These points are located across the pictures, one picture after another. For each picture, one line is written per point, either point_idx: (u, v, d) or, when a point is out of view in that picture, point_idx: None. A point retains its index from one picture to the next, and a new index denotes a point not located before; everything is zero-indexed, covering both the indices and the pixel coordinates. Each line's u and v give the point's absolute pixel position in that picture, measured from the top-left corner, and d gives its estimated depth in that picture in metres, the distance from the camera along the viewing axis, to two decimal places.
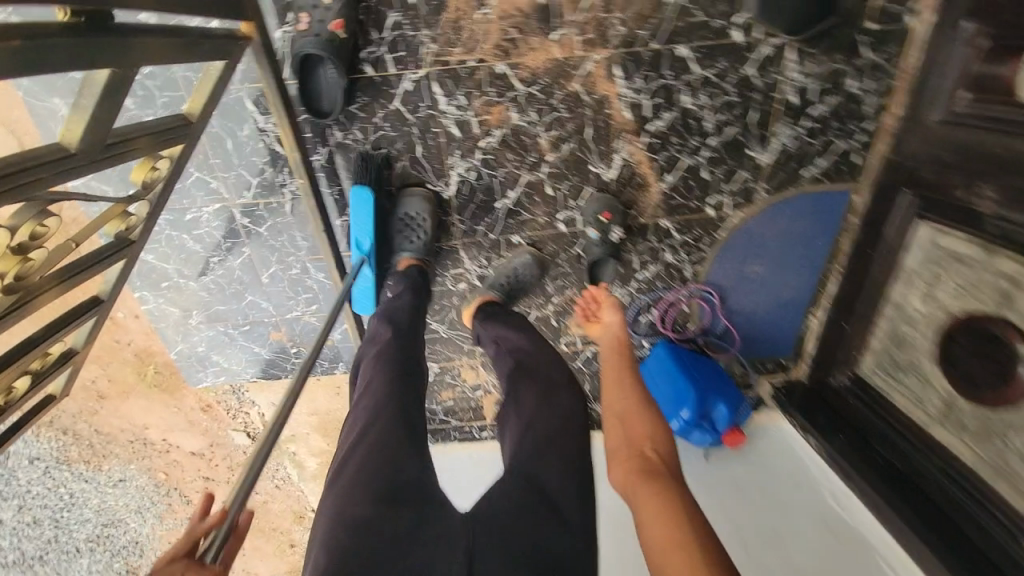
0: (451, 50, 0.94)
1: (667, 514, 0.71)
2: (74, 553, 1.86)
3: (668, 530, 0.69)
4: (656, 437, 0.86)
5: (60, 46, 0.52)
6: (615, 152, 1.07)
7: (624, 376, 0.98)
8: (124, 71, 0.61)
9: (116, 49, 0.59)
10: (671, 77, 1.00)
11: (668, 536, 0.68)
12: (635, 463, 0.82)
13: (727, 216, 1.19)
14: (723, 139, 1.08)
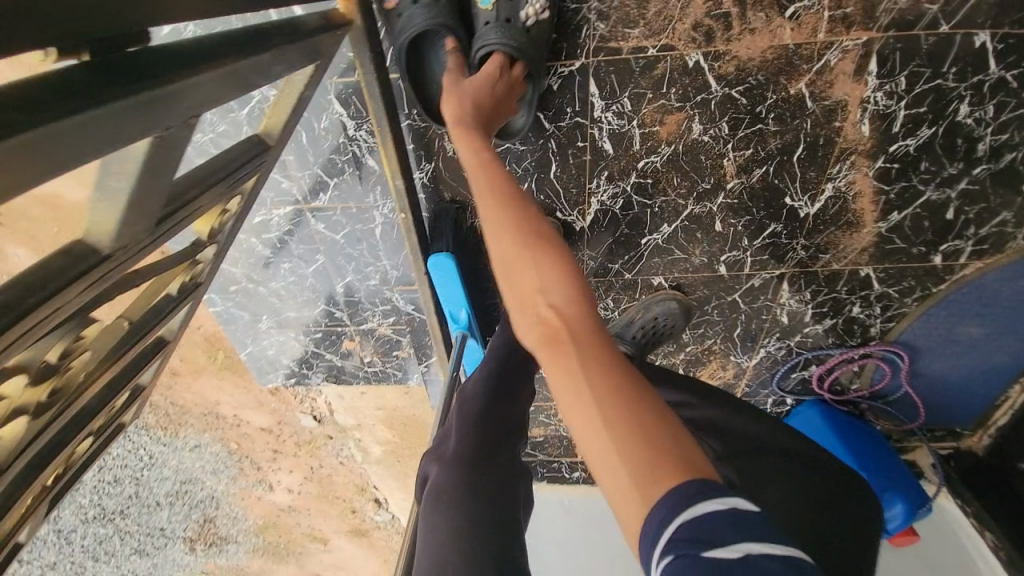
0: (627, 29, 0.63)
1: (622, 437, 0.41)
2: (155, 508, 1.89)
3: (614, 460, 0.41)
4: (559, 287, 0.50)
5: (78, 127, 0.29)
6: (827, 181, 0.76)
7: (511, 199, 0.56)
8: (174, 125, 0.38)
9: (164, 94, 0.35)
10: (952, 75, 0.66)
11: (619, 470, 0.40)
12: (539, 338, 0.48)
13: (958, 266, 0.86)
14: (995, 167, 0.74)
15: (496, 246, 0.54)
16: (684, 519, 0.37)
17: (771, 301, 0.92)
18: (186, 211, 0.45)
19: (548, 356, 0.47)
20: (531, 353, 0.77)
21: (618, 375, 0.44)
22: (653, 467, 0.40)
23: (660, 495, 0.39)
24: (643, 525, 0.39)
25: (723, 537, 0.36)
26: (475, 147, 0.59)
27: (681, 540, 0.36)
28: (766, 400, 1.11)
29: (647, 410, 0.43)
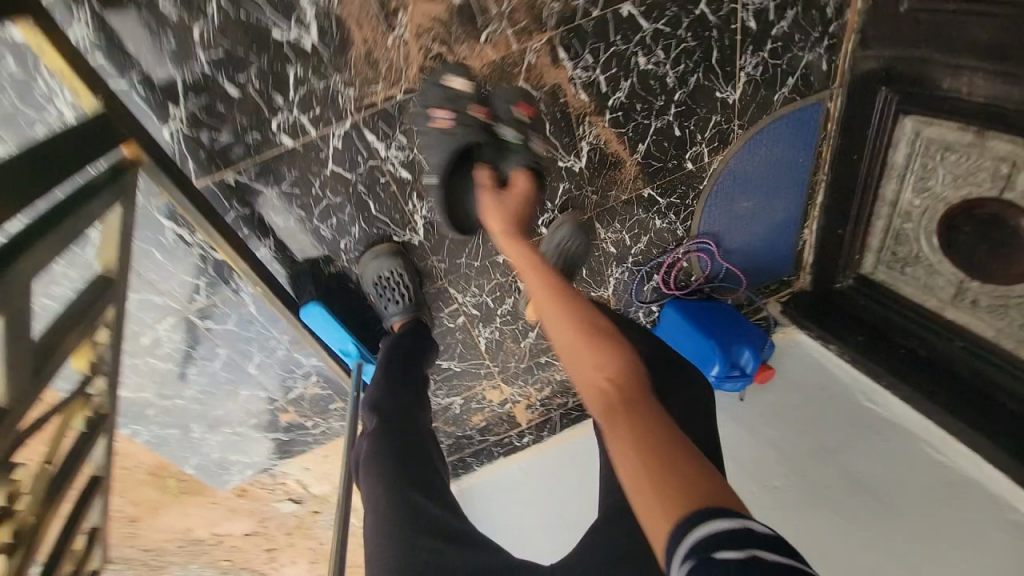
0: (372, 89, 0.80)
1: (650, 471, 0.56)
2: None
3: (647, 486, 0.55)
4: (608, 363, 0.69)
5: None
6: (580, 140, 0.98)
7: (577, 303, 0.78)
8: (12, 301, 0.50)
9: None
10: (619, 42, 0.89)
11: (652, 494, 0.54)
12: (597, 404, 0.66)
13: (707, 164, 1.12)
14: (687, 90, 0.99)
15: (562, 331, 0.75)
16: (693, 535, 0.49)
17: (594, 239, 1.14)
18: (56, 357, 0.57)
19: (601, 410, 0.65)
20: (413, 349, 0.96)
21: (651, 424, 0.61)
22: (679, 495, 0.53)
23: (681, 515, 0.51)
24: (665, 536, 0.51)
25: (728, 544, 0.46)
26: (544, 271, 0.81)
27: (695, 547, 0.47)
28: (636, 315, 1.34)
29: (671, 449, 0.58)
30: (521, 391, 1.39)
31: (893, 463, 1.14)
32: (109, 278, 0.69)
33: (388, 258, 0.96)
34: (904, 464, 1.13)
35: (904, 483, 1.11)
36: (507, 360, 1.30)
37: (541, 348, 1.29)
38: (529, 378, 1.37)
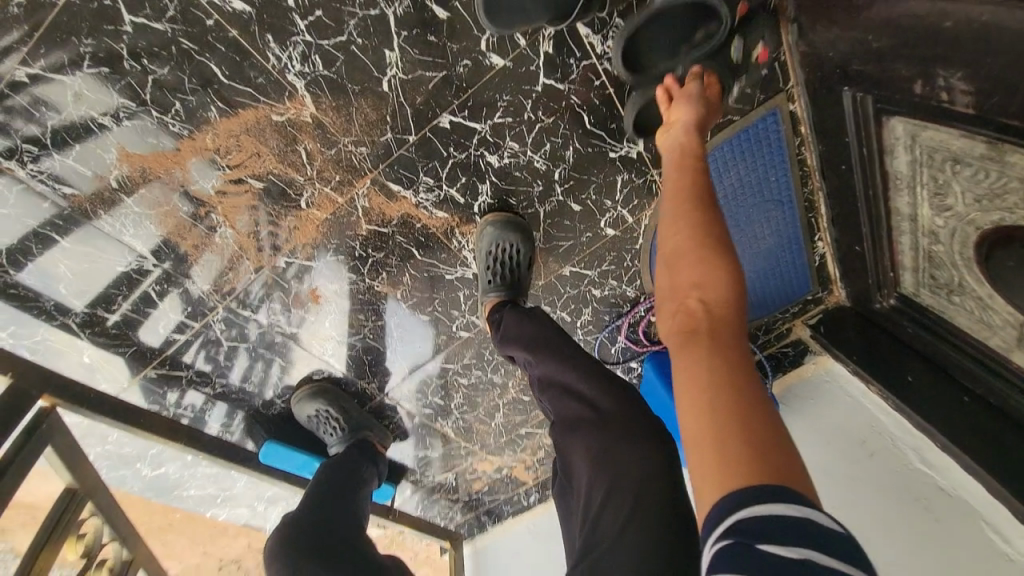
0: (228, 277, 0.84)
1: (712, 424, 0.44)
2: None
3: (712, 445, 0.44)
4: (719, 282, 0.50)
5: None
6: (460, 250, 0.90)
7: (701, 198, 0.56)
8: None
9: None
10: (456, 152, 0.77)
11: (713, 461, 0.43)
12: (677, 319, 0.51)
13: (634, 223, 0.93)
14: (567, 164, 0.83)
15: (670, 233, 0.55)
16: (752, 513, 0.40)
17: None
18: None
19: (680, 341, 0.50)
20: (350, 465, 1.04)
21: (733, 363, 0.47)
22: (742, 466, 0.42)
23: (737, 487, 0.42)
24: (707, 504, 0.43)
25: (784, 539, 0.38)
26: (696, 157, 0.60)
27: (745, 530, 0.39)
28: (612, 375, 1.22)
29: (763, 407, 0.45)
30: (513, 458, 1.38)
31: (940, 549, 0.90)
32: (71, 492, 0.88)
33: (318, 398, 1.04)
34: (951, 552, 0.89)
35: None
36: (485, 438, 1.30)
37: (513, 423, 1.26)
38: (517, 447, 1.35)
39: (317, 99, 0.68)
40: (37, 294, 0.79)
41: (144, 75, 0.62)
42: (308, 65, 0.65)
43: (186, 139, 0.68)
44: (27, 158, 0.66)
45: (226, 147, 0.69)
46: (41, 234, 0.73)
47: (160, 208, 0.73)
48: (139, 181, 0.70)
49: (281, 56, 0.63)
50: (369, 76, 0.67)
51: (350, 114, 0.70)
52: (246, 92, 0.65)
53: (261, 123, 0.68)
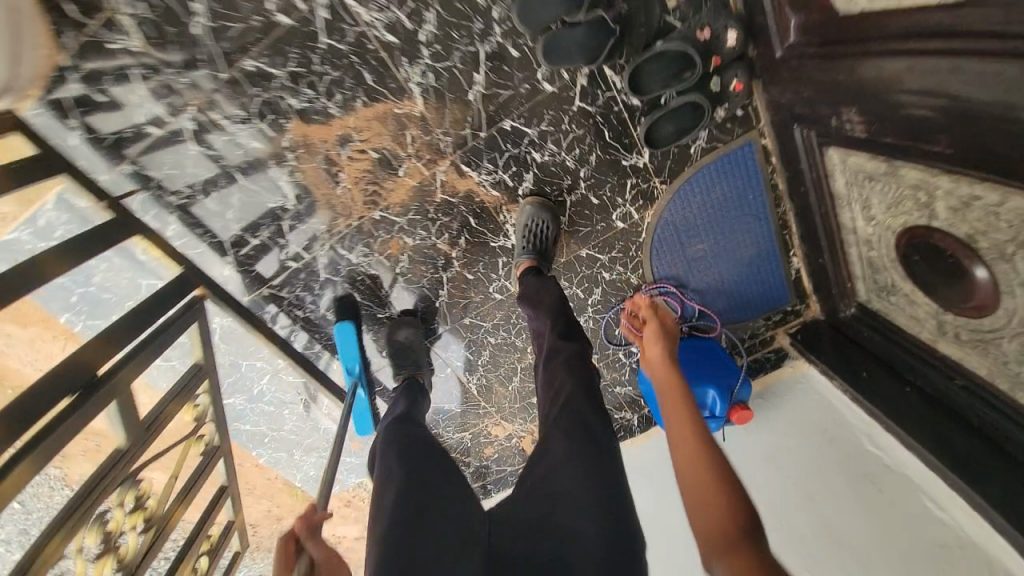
0: (337, 222, 1.16)
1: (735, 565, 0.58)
2: None
3: None
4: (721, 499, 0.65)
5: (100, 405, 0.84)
6: (505, 223, 1.19)
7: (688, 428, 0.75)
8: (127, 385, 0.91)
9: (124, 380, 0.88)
10: (512, 147, 1.09)
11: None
12: (705, 532, 0.63)
13: (639, 219, 1.21)
14: (591, 166, 1.13)
15: (688, 473, 0.70)
16: None
17: None
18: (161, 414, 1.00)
19: (702, 492, 0.67)
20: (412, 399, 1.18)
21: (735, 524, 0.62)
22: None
23: None
24: None
25: None
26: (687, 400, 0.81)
27: None
28: (616, 356, 1.44)
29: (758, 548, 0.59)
30: (523, 428, 1.58)
31: (883, 513, 1.03)
32: (200, 366, 1.14)
33: (410, 327, 1.29)
34: (891, 516, 1.01)
35: (892, 535, 0.99)
36: (501, 402, 1.52)
37: (527, 389, 1.48)
38: (527, 417, 1.56)
39: (425, 100, 1.02)
40: (210, 215, 1.13)
41: (325, 75, 0.98)
42: (425, 78, 1.00)
43: (338, 117, 1.03)
44: (240, 120, 1.02)
45: (361, 126, 1.04)
46: (229, 171, 1.08)
47: (308, 163, 1.08)
48: (300, 143, 1.05)
49: (409, 71, 0.99)
50: (462, 88, 1.01)
51: (444, 112, 1.04)
52: (382, 91, 1.00)
53: (386, 112, 1.03)
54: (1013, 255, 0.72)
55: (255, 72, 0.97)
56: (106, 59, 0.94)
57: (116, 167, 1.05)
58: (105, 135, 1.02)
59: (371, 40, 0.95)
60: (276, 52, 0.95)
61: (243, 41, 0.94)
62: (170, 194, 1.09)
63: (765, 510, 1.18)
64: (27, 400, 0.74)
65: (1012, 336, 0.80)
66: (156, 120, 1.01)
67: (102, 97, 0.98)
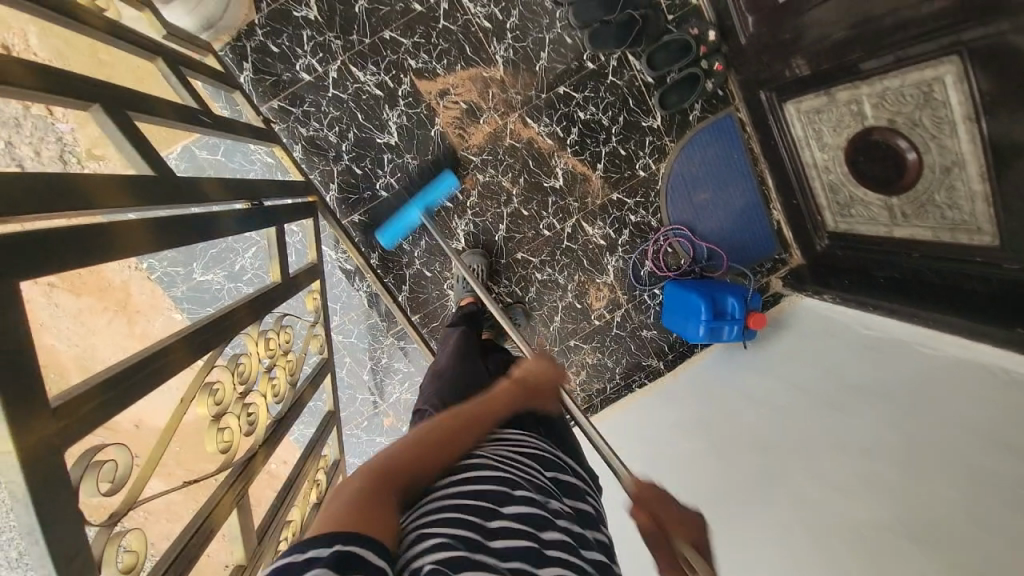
0: (426, 158, 1.47)
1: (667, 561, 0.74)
2: None
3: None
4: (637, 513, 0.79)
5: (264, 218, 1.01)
6: (556, 167, 1.54)
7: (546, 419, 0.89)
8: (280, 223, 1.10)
9: (273, 218, 1.06)
10: (564, 107, 1.50)
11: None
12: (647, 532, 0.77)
13: (655, 170, 1.59)
14: (620, 125, 1.53)
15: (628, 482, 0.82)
16: None
17: (585, 235, 1.61)
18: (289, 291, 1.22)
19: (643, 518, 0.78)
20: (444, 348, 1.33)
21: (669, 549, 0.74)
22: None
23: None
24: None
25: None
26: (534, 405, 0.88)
27: None
28: (642, 297, 1.69)
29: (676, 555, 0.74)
30: None
31: (889, 367, 1.21)
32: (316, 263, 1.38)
33: (479, 256, 1.53)
34: (895, 367, 1.20)
35: (898, 376, 1.17)
36: (543, 344, 1.69)
37: (567, 329, 1.67)
38: (565, 361, 1.71)
39: (505, 70, 1.44)
40: (329, 145, 1.43)
41: (437, 44, 1.40)
42: (506, 52, 1.43)
43: (442, 75, 1.42)
44: (371, 72, 1.39)
45: (457, 84, 1.43)
46: (352, 113, 1.41)
47: (413, 110, 1.43)
48: (410, 94, 1.42)
49: (496, 46, 1.42)
50: (531, 62, 1.45)
51: (518, 78, 1.45)
52: (475, 59, 1.42)
53: (476, 76, 1.43)
54: (917, 120, 1.10)
55: (389, 40, 1.38)
56: (288, 22, 1.33)
57: (267, 100, 1.37)
58: (267, 78, 1.36)
59: (473, 25, 1.40)
60: (407, 28, 1.38)
61: (386, 19, 1.37)
62: (304, 128, 1.40)
63: (791, 395, 1.34)
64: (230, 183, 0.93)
65: (937, 186, 1.13)
66: (309, 67, 1.36)
67: (274, 48, 1.34)
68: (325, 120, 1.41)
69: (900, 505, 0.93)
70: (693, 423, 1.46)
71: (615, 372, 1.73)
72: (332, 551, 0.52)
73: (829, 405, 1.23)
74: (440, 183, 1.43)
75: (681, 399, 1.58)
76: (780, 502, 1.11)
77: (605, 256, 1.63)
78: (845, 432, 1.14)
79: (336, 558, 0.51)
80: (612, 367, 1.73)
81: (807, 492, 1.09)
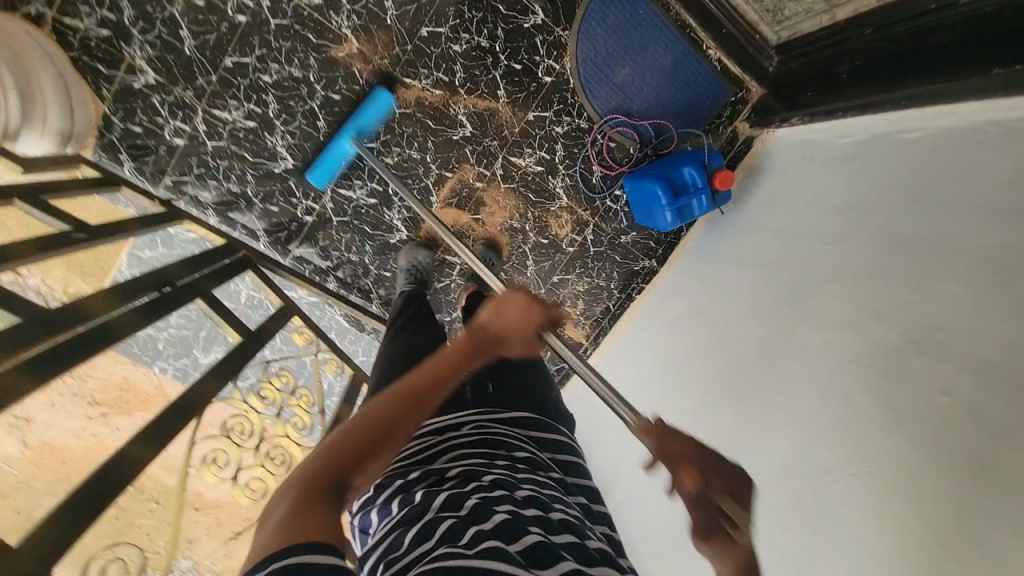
0: (329, 166, 1.41)
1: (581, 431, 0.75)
2: None
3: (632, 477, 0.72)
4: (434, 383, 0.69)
5: None
6: (457, 115, 1.42)
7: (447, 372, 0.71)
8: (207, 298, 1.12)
9: None
10: (437, 49, 1.36)
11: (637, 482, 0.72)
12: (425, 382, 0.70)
13: (561, 69, 1.42)
14: (502, 39, 1.37)
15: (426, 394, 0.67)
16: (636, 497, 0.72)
17: (520, 169, 1.50)
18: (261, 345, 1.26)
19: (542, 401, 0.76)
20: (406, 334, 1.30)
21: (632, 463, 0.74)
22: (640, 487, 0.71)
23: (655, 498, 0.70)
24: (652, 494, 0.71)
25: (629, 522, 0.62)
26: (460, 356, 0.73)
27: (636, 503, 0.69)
28: (605, 205, 1.57)
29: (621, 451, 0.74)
30: (559, 311, 1.66)
31: (873, 171, 1.07)
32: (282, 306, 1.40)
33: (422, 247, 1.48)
34: (880, 168, 1.05)
35: (883, 178, 1.03)
36: (528, 291, 1.63)
37: (544, 268, 1.60)
38: (558, 299, 1.65)
39: (358, 38, 1.32)
40: (236, 196, 1.41)
41: (280, 47, 1.30)
42: (350, 20, 1.30)
43: (302, 76, 1.33)
44: (235, 108, 1.33)
45: (320, 78, 1.34)
46: (239, 155, 1.37)
47: (292, 125, 1.36)
48: (282, 110, 1.35)
49: (338, 19, 1.30)
50: (380, 18, 1.31)
51: (376, 42, 1.33)
52: (325, 44, 1.31)
53: (334, 60, 1.32)
54: None
55: (234, 66, 1.30)
56: (135, 97, 1.29)
57: (159, 182, 1.36)
58: (148, 159, 1.34)
59: (303, 10, 1.28)
60: (243, 46, 1.29)
61: (220, 46, 1.28)
62: (205, 190, 1.39)
63: (781, 244, 1.21)
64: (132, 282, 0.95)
65: None
66: (177, 131, 1.33)
67: (137, 129, 1.32)
68: (220, 174, 1.38)
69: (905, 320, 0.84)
70: (688, 317, 1.37)
71: (611, 289, 1.64)
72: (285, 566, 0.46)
73: (821, 240, 1.10)
74: (376, 101, 1.32)
75: (677, 293, 1.49)
76: (785, 363, 1.01)
77: (549, 180, 1.52)
78: (839, 264, 1.03)
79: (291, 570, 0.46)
80: (606, 284, 1.64)
81: (808, 342, 1.00)
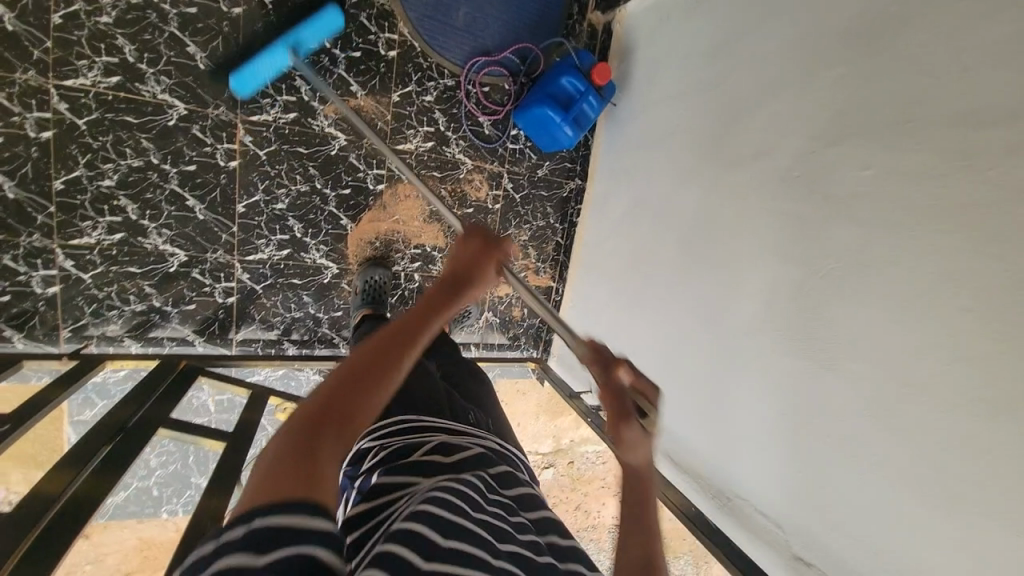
0: (223, 238, 1.31)
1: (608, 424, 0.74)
2: None
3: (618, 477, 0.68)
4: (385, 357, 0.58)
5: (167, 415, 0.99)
6: (324, 129, 1.33)
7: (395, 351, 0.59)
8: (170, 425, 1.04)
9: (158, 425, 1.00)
10: (268, 72, 1.25)
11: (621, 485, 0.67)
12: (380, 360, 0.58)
13: (401, 37, 1.35)
14: (328, 33, 1.28)
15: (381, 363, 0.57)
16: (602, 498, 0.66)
17: (413, 152, 1.44)
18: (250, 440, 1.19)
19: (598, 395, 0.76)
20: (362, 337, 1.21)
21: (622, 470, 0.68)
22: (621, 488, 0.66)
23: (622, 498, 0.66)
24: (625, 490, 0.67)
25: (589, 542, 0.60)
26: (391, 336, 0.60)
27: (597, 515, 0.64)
28: (509, 149, 1.53)
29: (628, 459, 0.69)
30: (518, 268, 1.63)
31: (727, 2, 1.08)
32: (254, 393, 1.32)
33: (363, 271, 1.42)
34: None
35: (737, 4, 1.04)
36: None
37: None
38: None
39: (181, 97, 1.20)
40: (147, 312, 1.30)
41: (105, 143, 1.17)
42: (162, 83, 1.18)
43: (145, 163, 1.21)
44: (93, 227, 1.20)
45: (166, 155, 1.22)
46: (125, 272, 1.25)
47: (163, 217, 1.25)
48: (144, 207, 1.23)
49: (150, 88, 1.17)
50: (193, 67, 1.19)
51: (202, 92, 1.21)
52: (149, 119, 1.19)
53: (169, 130, 1.20)
54: None
55: (67, 185, 1.17)
56: None
57: (59, 338, 1.24)
58: (34, 323, 1.21)
59: (108, 95, 1.15)
60: (64, 160, 1.15)
61: (40, 172, 1.14)
62: (110, 324, 1.27)
63: (678, 108, 1.21)
64: (79, 447, 0.87)
65: None
66: (47, 279, 1.20)
67: (4, 297, 1.18)
68: (118, 300, 1.27)
69: (811, 123, 0.87)
70: (629, 214, 1.38)
71: (553, 224, 1.63)
72: (253, 529, 0.41)
73: (709, 87, 1.12)
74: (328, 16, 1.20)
75: (609, 199, 1.49)
76: (726, 212, 1.04)
77: (445, 149, 1.46)
78: (734, 100, 1.04)
79: (262, 527, 0.41)
80: (546, 222, 1.63)
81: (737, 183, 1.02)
